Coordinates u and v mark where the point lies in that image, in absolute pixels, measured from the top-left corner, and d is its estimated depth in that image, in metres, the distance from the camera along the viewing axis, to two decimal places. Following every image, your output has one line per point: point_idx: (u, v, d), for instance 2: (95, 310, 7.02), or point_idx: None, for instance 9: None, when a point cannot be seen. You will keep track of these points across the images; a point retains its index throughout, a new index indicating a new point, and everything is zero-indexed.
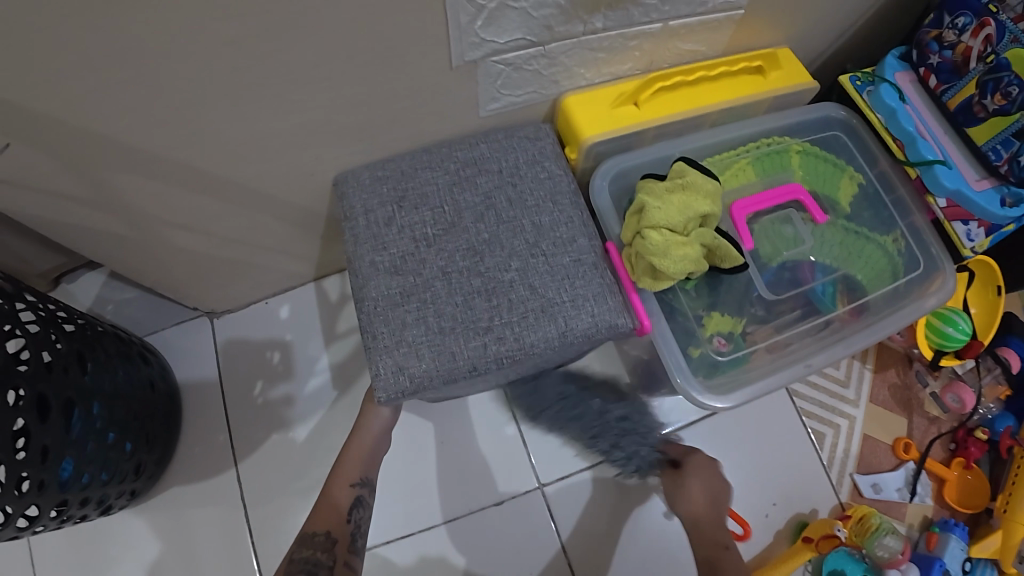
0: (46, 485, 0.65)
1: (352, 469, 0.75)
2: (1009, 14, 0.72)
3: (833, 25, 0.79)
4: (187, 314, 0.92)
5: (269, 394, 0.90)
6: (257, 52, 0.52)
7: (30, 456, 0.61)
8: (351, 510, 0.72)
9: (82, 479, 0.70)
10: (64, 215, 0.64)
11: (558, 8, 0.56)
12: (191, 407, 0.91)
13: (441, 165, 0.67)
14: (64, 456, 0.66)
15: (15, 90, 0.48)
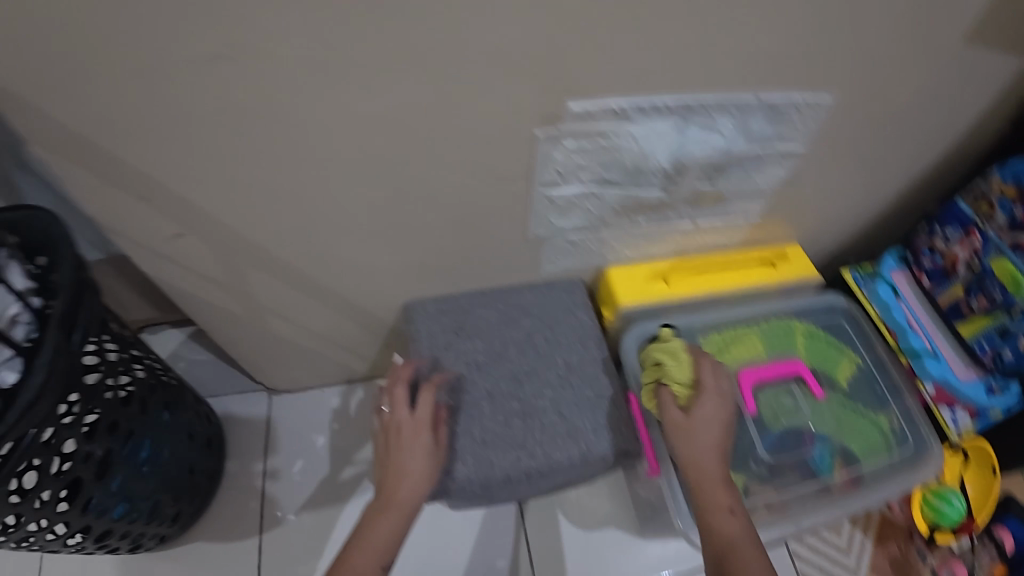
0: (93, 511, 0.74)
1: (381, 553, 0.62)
2: (993, 228, 0.82)
3: (836, 229, 0.96)
4: (250, 388, 1.03)
5: (305, 472, 0.97)
6: (389, 209, 0.70)
7: (91, 481, 0.72)
8: None
9: (124, 514, 0.79)
10: (197, 291, 0.79)
11: (612, 210, 0.76)
12: (231, 472, 0.98)
13: (493, 305, 0.82)
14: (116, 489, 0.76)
15: (217, 205, 0.67)
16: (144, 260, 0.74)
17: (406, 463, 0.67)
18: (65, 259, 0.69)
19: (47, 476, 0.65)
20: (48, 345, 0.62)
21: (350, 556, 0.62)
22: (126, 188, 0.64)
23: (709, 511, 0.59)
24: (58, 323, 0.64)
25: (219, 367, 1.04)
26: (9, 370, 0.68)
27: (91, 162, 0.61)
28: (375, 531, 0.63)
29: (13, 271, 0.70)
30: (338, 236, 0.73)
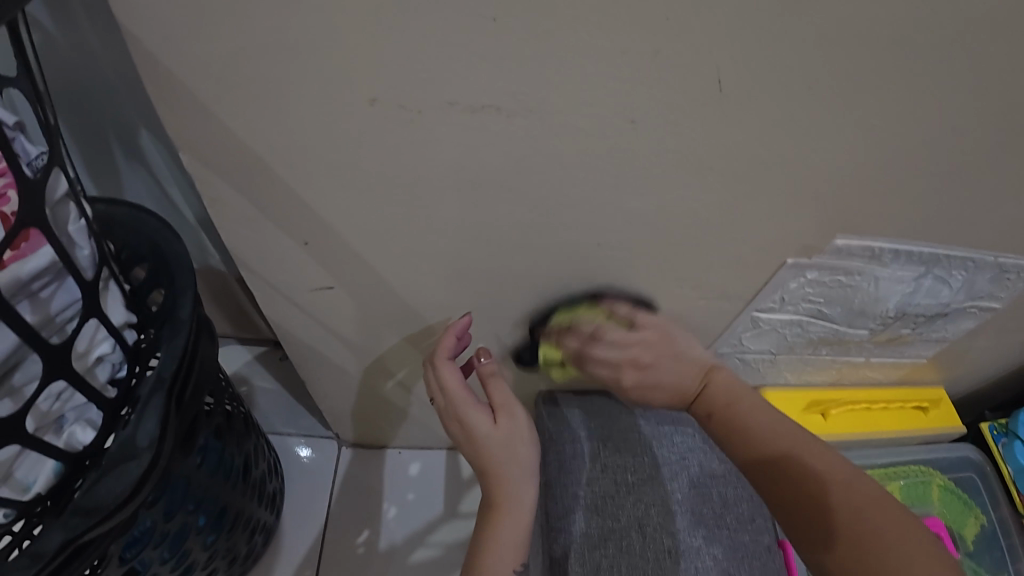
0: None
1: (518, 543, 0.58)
2: None
3: (995, 382, 0.89)
4: (320, 432, 0.90)
5: (372, 545, 0.85)
6: (585, 304, 0.60)
7: (153, 556, 0.58)
8: None
9: None
10: (315, 342, 0.66)
11: (807, 340, 0.70)
12: (282, 532, 0.85)
13: (644, 414, 0.71)
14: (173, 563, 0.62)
15: (394, 270, 0.55)
16: (270, 304, 0.60)
17: (511, 453, 0.58)
18: (184, 289, 0.57)
19: (113, 564, 0.53)
20: (155, 416, 0.50)
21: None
22: (288, 229, 0.51)
23: (820, 474, 0.50)
24: (170, 387, 0.51)
25: (284, 400, 0.91)
26: (87, 426, 0.53)
27: (263, 195, 0.49)
28: (501, 538, 0.57)
29: (111, 293, 0.54)
30: (510, 320, 0.62)
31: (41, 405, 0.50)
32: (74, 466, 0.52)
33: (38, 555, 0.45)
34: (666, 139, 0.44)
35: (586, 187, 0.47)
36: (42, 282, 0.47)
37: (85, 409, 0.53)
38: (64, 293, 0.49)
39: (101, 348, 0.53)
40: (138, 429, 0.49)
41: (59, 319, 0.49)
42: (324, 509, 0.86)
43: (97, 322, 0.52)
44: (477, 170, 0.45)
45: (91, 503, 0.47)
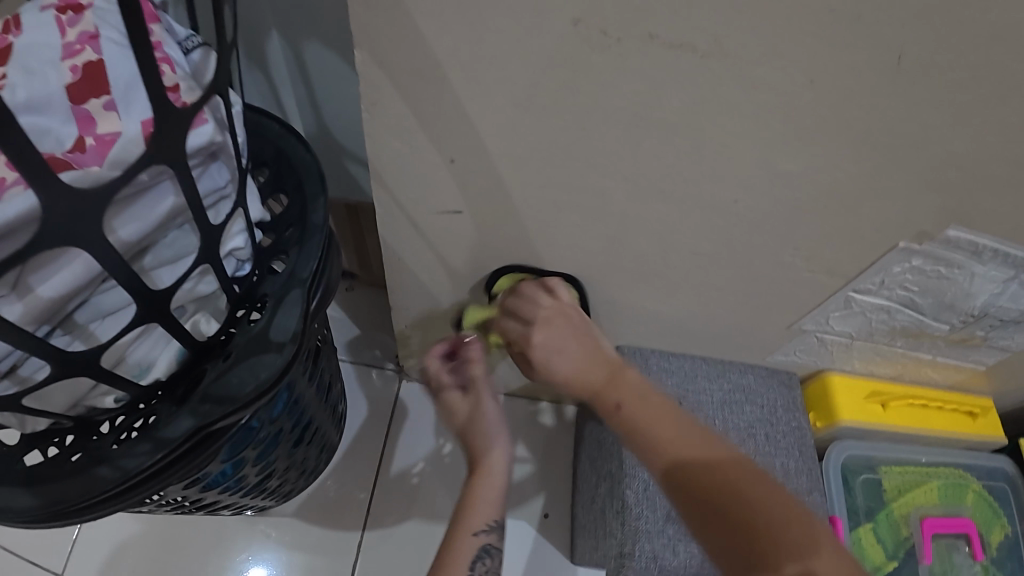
0: (231, 482, 0.61)
1: (484, 509, 0.59)
2: None
3: None
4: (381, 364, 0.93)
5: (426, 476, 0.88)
6: (696, 262, 0.61)
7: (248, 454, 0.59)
8: (475, 561, 0.58)
9: (250, 490, 0.67)
10: (421, 268, 0.67)
11: (885, 328, 0.73)
12: (341, 455, 0.88)
13: (718, 380, 0.76)
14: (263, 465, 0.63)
15: (526, 203, 0.56)
16: (388, 222, 0.61)
17: (476, 418, 0.62)
18: (316, 196, 0.57)
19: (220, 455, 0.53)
20: (295, 315, 0.49)
21: (453, 532, 0.59)
22: (437, 146, 0.51)
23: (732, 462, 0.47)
24: (310, 287, 0.51)
25: (349, 330, 0.94)
26: (209, 318, 0.52)
27: (425, 109, 0.49)
28: (478, 495, 0.59)
29: (249, 190, 0.54)
30: (616, 271, 0.63)
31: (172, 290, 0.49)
32: (195, 358, 0.50)
33: (171, 435, 0.45)
34: (845, 103, 0.44)
35: (752, 140, 0.47)
36: (190, 162, 0.47)
37: (208, 302, 0.52)
38: (210, 178, 0.48)
39: (235, 241, 0.52)
40: (276, 323, 0.49)
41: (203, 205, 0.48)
42: (381, 438, 0.89)
43: (236, 212, 0.51)
44: (653, 108, 0.46)
45: (228, 392, 0.46)
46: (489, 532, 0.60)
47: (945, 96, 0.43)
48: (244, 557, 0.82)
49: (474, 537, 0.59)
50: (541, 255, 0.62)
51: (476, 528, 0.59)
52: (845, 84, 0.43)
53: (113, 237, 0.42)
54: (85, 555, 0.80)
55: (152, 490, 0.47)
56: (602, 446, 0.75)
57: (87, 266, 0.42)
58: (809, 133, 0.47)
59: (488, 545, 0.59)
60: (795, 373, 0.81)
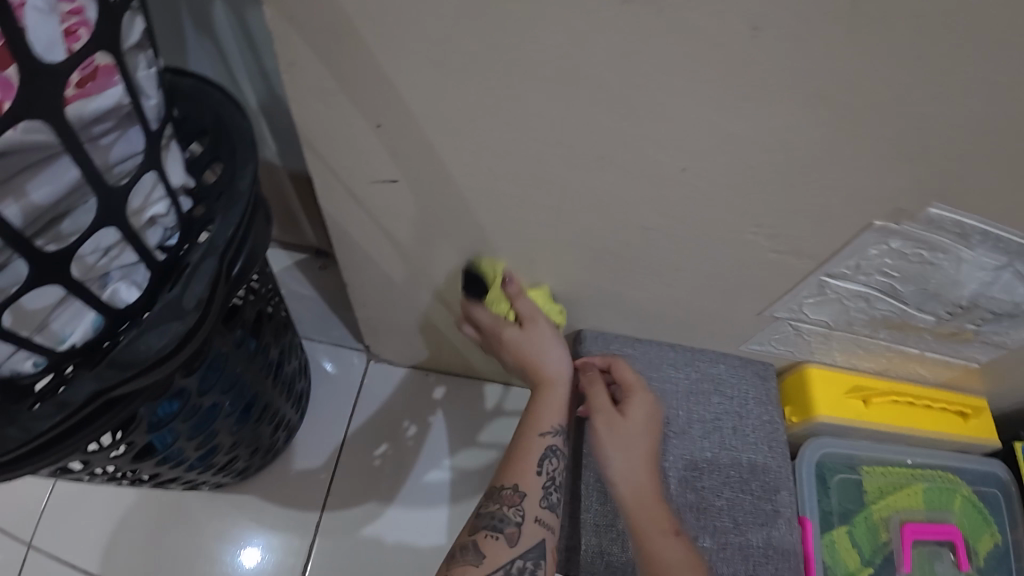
0: (170, 457, 0.60)
1: (548, 417, 0.62)
2: None
3: None
4: (348, 343, 0.91)
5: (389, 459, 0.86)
6: (652, 240, 0.57)
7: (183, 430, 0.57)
8: (543, 461, 0.61)
9: (197, 466, 0.66)
10: (368, 244, 0.64)
11: (867, 317, 0.68)
12: (304, 434, 0.86)
13: (685, 369, 0.71)
14: (206, 442, 0.62)
15: (463, 172, 0.52)
16: (327, 194, 0.59)
17: (547, 355, 0.64)
18: (246, 163, 0.55)
19: (141, 426, 0.51)
20: (203, 281, 0.47)
21: (523, 430, 0.62)
22: (362, 108, 0.48)
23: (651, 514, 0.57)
24: (223, 253, 0.49)
25: (317, 308, 0.91)
26: (132, 286, 0.51)
27: (344, 68, 0.45)
28: (546, 403, 0.63)
29: (171, 156, 0.53)
30: (568, 248, 0.59)
31: (88, 257, 0.47)
32: (113, 326, 0.50)
33: (68, 402, 0.43)
34: (806, 58, 0.39)
35: (697, 101, 0.42)
36: (103, 127, 0.44)
37: (131, 270, 0.51)
38: (125, 143, 0.47)
39: (156, 209, 0.51)
40: (186, 290, 0.47)
41: (117, 169, 0.47)
42: (344, 419, 0.87)
43: (156, 179, 0.50)
44: (584, 63, 0.41)
45: (129, 357, 0.44)
46: (553, 439, 0.62)
47: (921, 49, 0.37)
48: (203, 533, 0.81)
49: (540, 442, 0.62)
50: (487, 229, 0.58)
51: (545, 429, 0.62)
52: (803, 34, 0.37)
53: (13, 209, 0.40)
54: (50, 527, 0.81)
55: (57, 456, 0.46)
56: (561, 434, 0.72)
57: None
58: (766, 93, 0.41)
59: (554, 449, 0.62)
60: (772, 364, 0.77)
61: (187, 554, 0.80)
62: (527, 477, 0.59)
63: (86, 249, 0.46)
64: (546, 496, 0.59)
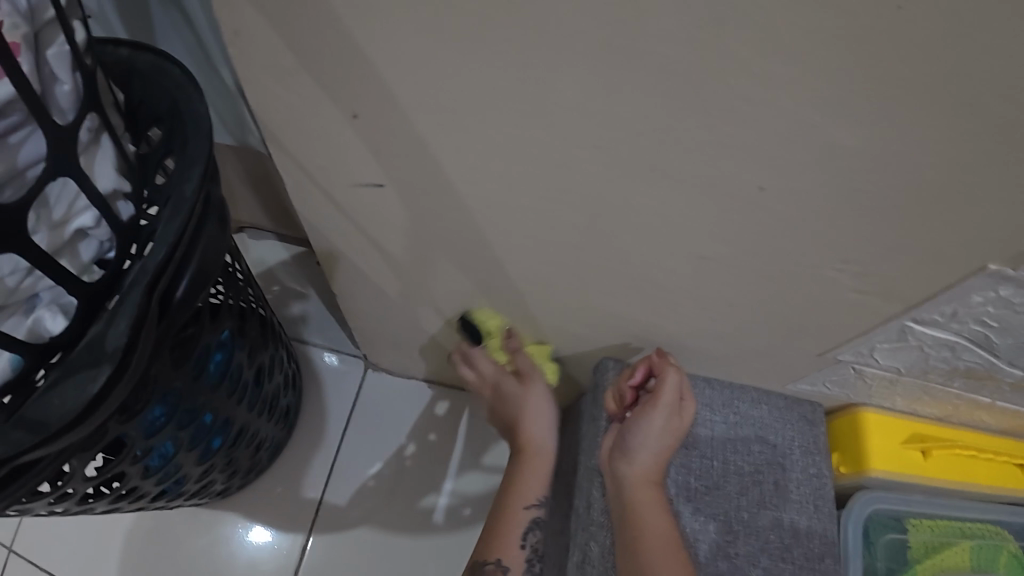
0: (128, 495, 0.52)
1: (534, 487, 0.61)
2: None
3: None
4: (345, 348, 0.81)
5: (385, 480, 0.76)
6: (702, 270, 0.46)
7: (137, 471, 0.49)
8: (528, 533, 0.60)
9: (167, 498, 0.58)
10: (353, 252, 0.54)
11: (949, 366, 0.56)
12: (293, 449, 0.77)
13: (723, 410, 0.59)
14: (170, 477, 0.54)
15: (466, 178, 0.41)
16: (301, 193, 0.48)
17: (530, 416, 0.62)
18: (194, 160, 0.44)
19: (77, 476, 0.43)
20: (130, 315, 0.37)
21: (507, 507, 0.60)
22: (335, 95, 0.37)
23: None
24: (154, 282, 0.38)
25: (314, 309, 0.81)
26: (58, 313, 0.42)
27: (308, 45, 0.34)
28: (527, 472, 0.62)
29: (99, 154, 0.43)
30: (596, 271, 0.48)
31: (5, 280, 0.40)
32: (37, 362, 0.41)
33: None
34: (962, 52, 0.26)
35: (786, 103, 0.31)
36: (8, 125, 0.39)
37: (62, 296, 0.43)
38: (34, 141, 0.40)
39: (82, 219, 0.43)
40: (107, 329, 0.37)
41: (29, 175, 0.40)
42: (338, 434, 0.78)
43: (74, 183, 0.42)
44: (634, 46, 0.29)
45: (38, 417, 0.35)
46: (539, 507, 0.61)
47: None
48: (183, 551, 0.74)
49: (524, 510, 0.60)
50: (498, 246, 0.47)
51: (529, 502, 0.61)
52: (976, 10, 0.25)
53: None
54: (23, 538, 0.75)
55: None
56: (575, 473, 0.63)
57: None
58: (888, 99, 0.29)
59: (537, 520, 0.60)
60: (821, 405, 0.64)
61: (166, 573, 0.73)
62: (506, 539, 0.59)
63: (1, 270, 0.40)
64: (527, 549, 0.59)
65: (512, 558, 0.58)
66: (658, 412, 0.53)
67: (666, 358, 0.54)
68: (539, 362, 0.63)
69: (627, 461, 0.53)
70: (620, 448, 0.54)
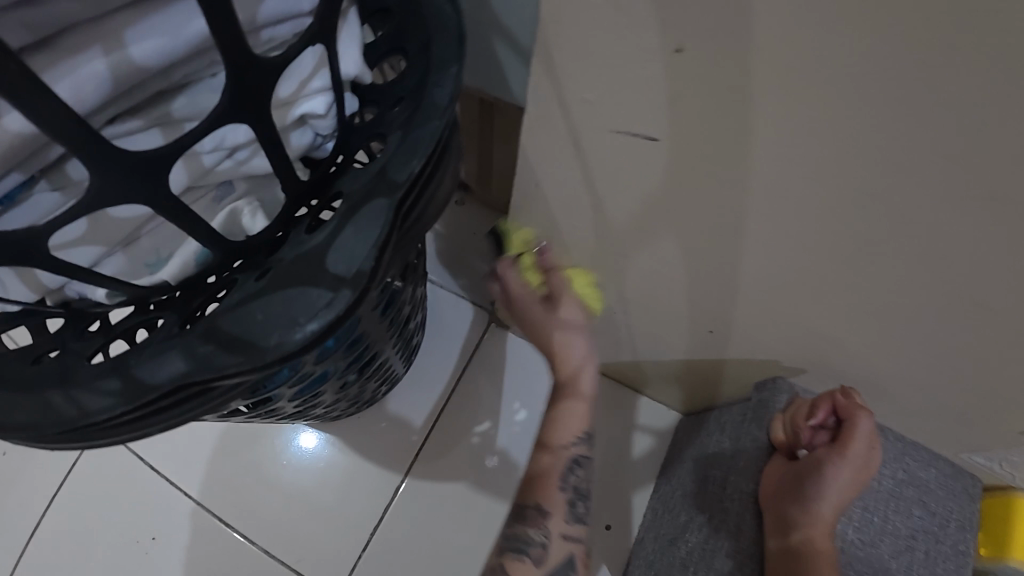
0: (266, 411, 0.47)
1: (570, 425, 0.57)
2: None
3: None
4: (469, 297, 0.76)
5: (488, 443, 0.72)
6: (981, 322, 0.39)
7: (286, 390, 0.44)
8: (568, 473, 0.57)
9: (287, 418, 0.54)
10: (560, 205, 0.48)
11: None
12: (399, 387, 0.73)
13: (890, 465, 0.55)
14: (307, 401, 0.50)
15: (774, 157, 0.34)
16: (539, 127, 0.41)
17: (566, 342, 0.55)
18: (445, 62, 0.37)
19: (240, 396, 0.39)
20: (368, 233, 0.31)
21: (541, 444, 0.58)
22: (663, 21, 0.30)
23: None
24: (401, 200, 0.32)
25: (447, 248, 0.76)
26: (257, 211, 0.37)
27: None
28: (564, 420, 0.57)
29: (346, 32, 0.36)
30: (850, 291, 0.42)
31: (204, 158, 0.34)
32: (222, 262, 0.36)
33: (144, 382, 0.30)
34: None
35: None
36: None
37: (259, 187, 0.38)
38: None
39: (312, 105, 0.35)
40: (340, 244, 0.31)
41: (263, 34, 0.33)
42: (450, 383, 0.73)
43: (318, 58, 0.35)
44: None
45: (242, 335, 0.30)
46: (578, 445, 0.58)
47: None
48: (272, 461, 0.71)
49: (565, 449, 0.57)
50: (750, 237, 0.41)
51: (568, 442, 0.57)
52: None
53: (106, 64, 0.29)
54: None
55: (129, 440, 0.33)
56: (702, 489, 0.58)
57: (80, 110, 0.29)
58: None
59: (576, 459, 0.57)
60: (980, 481, 0.60)
61: (255, 481, 0.70)
62: (546, 480, 0.56)
63: (204, 145, 0.33)
64: (569, 490, 0.57)
65: (552, 502, 0.55)
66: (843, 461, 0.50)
67: (854, 401, 0.50)
68: (575, 286, 0.55)
69: (809, 514, 0.48)
70: (796, 496, 0.49)
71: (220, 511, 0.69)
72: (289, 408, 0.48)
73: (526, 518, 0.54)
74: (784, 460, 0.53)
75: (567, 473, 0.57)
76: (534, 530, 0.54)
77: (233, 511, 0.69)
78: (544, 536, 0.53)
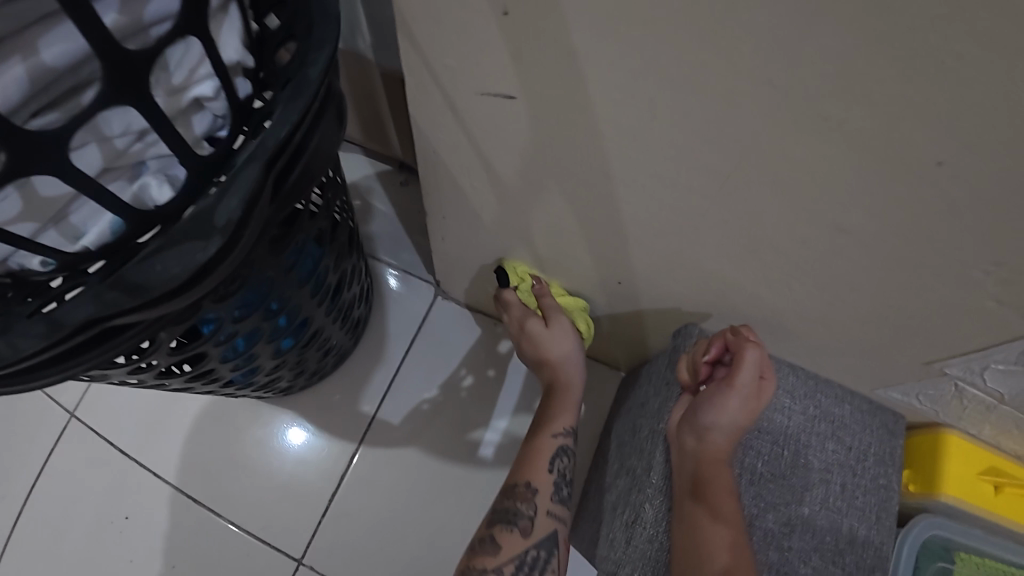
0: (206, 376, 0.52)
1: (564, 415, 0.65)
2: None
3: None
4: (418, 271, 0.80)
5: (440, 408, 0.76)
6: (834, 246, 0.41)
7: (215, 350, 0.48)
8: (554, 458, 0.62)
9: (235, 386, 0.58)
10: (458, 170, 0.51)
11: None
12: (357, 362, 0.77)
13: (803, 401, 0.57)
14: (244, 365, 0.54)
15: (612, 101, 0.37)
16: (419, 94, 0.45)
17: (564, 354, 0.65)
18: (321, 43, 0.41)
19: (163, 350, 0.43)
20: (242, 192, 0.35)
21: (535, 432, 0.65)
22: None
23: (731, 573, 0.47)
24: (271, 161, 0.36)
25: (396, 228, 0.80)
26: (165, 183, 0.41)
27: None
28: (557, 404, 0.66)
29: (225, 25, 0.41)
30: (720, 228, 0.45)
31: (116, 140, 0.39)
32: (138, 229, 0.41)
33: (58, 324, 0.34)
34: None
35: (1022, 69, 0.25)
36: None
37: (169, 165, 0.42)
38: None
39: (202, 89, 0.40)
40: (219, 202, 0.35)
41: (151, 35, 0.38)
42: (402, 355, 0.78)
43: (198, 46, 0.40)
44: None
45: (138, 279, 0.34)
46: (566, 435, 0.64)
47: None
48: (238, 436, 0.76)
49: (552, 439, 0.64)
50: (618, 181, 0.44)
51: (556, 431, 0.64)
52: None
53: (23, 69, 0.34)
54: (93, 400, 0.78)
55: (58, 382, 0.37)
56: (632, 437, 0.61)
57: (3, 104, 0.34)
58: None
59: (565, 447, 0.64)
60: (902, 418, 0.61)
61: (224, 454, 0.76)
62: (537, 464, 0.61)
63: (113, 128, 0.38)
64: (556, 474, 0.62)
65: (541, 481, 0.60)
66: (734, 392, 0.51)
67: (744, 336, 0.52)
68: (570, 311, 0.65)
69: (703, 441, 0.51)
70: (692, 427, 0.52)
71: (192, 484, 0.75)
72: (227, 371, 0.53)
73: (514, 494, 0.59)
74: (686, 399, 0.55)
75: (553, 457, 0.63)
76: (523, 503, 0.58)
77: (204, 481, 0.75)
78: (531, 508, 0.58)
